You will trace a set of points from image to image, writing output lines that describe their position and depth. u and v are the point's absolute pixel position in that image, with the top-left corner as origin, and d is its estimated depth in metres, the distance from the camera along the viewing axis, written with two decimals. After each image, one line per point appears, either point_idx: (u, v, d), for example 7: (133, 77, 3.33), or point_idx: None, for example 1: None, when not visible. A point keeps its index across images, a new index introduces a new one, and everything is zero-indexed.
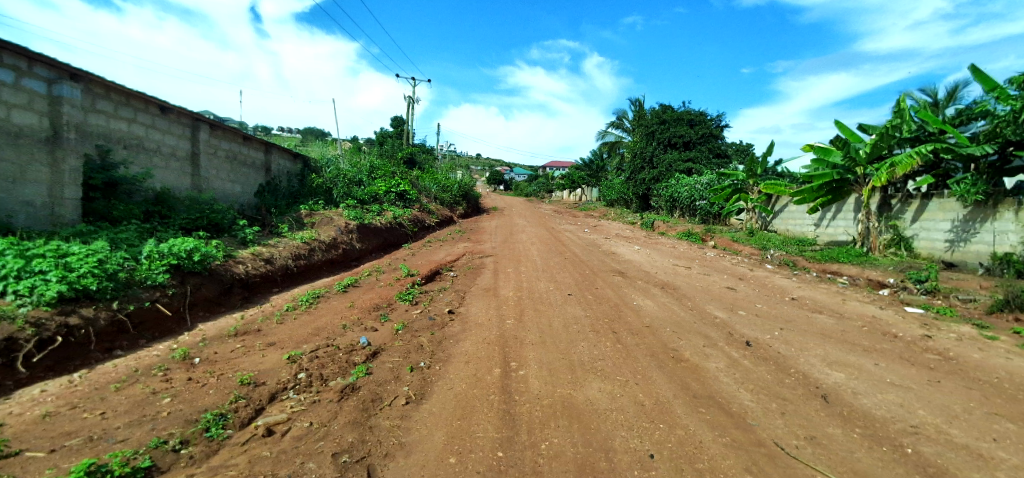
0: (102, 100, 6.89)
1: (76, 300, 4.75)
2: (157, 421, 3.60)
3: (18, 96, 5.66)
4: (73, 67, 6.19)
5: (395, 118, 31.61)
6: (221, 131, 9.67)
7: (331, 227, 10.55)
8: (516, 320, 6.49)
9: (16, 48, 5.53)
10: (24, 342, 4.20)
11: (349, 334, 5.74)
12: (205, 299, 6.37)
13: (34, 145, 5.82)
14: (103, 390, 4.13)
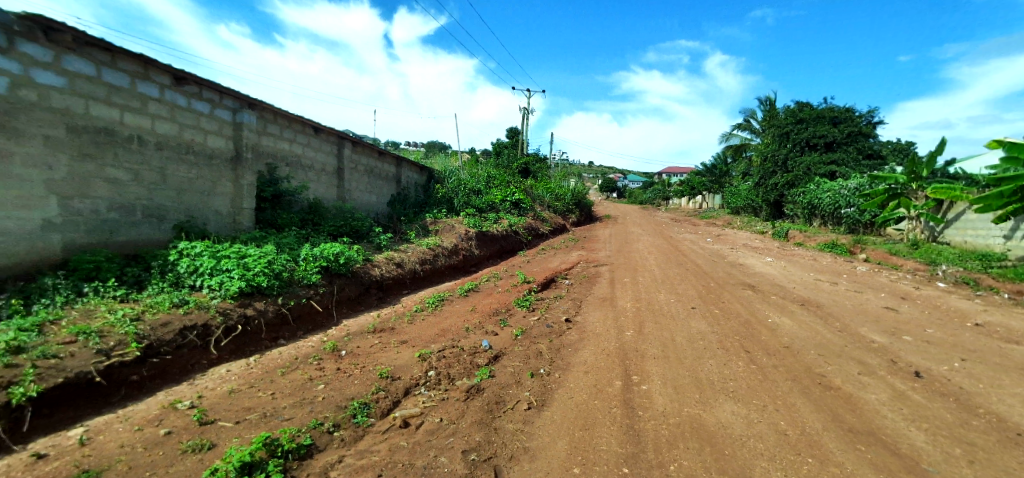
0: (271, 124, 7.96)
1: (251, 295, 5.55)
2: (314, 405, 4.07)
3: (213, 124, 6.69)
4: (251, 97, 7.27)
5: (511, 129, 32.56)
6: (362, 147, 10.72)
7: (454, 234, 11.15)
8: (636, 332, 6.29)
9: (213, 85, 6.57)
10: (216, 329, 4.95)
11: (471, 337, 5.99)
12: (349, 298, 7.11)
13: (222, 164, 6.89)
14: (272, 374, 4.78)
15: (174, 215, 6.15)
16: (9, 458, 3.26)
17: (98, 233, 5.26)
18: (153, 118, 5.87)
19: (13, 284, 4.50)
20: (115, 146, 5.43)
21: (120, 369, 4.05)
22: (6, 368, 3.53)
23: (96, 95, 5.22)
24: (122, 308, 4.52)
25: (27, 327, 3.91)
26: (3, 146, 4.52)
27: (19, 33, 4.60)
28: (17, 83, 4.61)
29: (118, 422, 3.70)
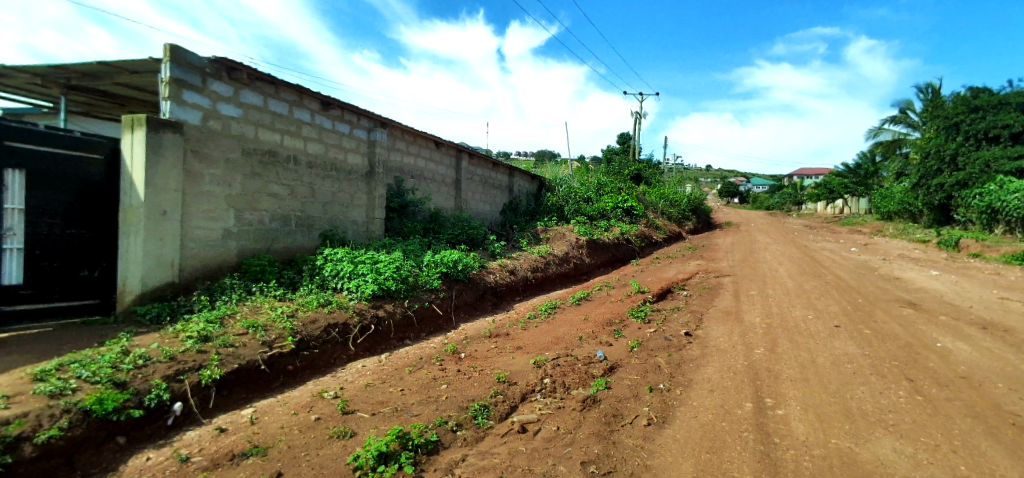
0: (399, 141, 8.62)
1: (382, 297, 6.04)
2: (439, 403, 4.30)
3: (351, 143, 7.44)
4: (383, 117, 7.94)
5: (622, 135, 31.86)
6: (478, 159, 11.19)
7: (564, 243, 11.15)
8: (767, 350, 5.77)
9: (353, 108, 7.29)
10: (353, 327, 5.47)
11: (585, 346, 5.93)
12: (466, 303, 7.43)
13: (359, 179, 7.62)
14: (401, 371, 5.15)
15: (320, 225, 6.92)
16: (199, 429, 3.71)
17: (263, 240, 6.08)
18: (305, 140, 6.67)
19: (201, 283, 5.33)
20: (276, 166, 6.25)
21: (280, 359, 4.62)
22: (197, 353, 4.09)
23: (263, 123, 6.06)
24: (281, 306, 5.17)
25: (211, 320, 4.63)
26: (199, 168, 5.35)
27: (211, 73, 5.47)
28: (208, 116, 5.45)
29: (279, 405, 4.20)
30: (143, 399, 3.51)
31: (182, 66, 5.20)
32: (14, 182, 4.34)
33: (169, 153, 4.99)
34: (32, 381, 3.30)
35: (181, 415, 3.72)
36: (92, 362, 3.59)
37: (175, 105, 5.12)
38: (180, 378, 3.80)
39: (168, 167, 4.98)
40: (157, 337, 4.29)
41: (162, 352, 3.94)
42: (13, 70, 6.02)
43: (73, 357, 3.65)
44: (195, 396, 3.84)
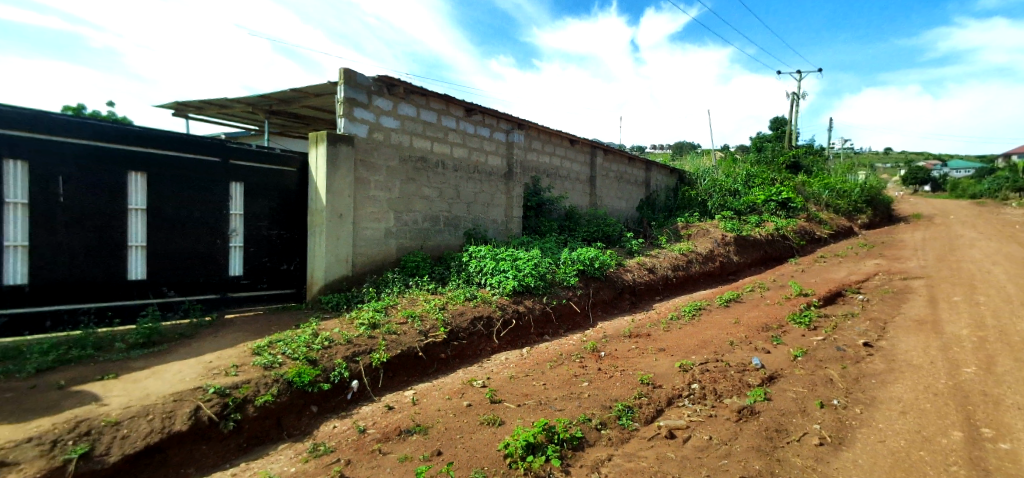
0: (536, 141, 8.79)
1: (522, 293, 6.23)
2: (582, 400, 4.29)
3: (491, 145, 7.78)
4: (521, 119, 8.16)
5: (775, 119, 28.82)
6: (613, 154, 10.98)
7: (708, 240, 10.41)
8: (978, 370, 4.78)
9: (494, 112, 7.60)
10: (497, 321, 5.71)
11: (738, 352, 5.48)
12: (604, 301, 7.34)
13: (498, 179, 7.95)
14: (543, 366, 5.26)
15: (465, 224, 7.38)
16: (372, 405, 4.21)
17: (417, 238, 6.66)
18: (451, 145, 7.13)
19: (369, 276, 6.02)
20: (427, 171, 6.79)
21: (434, 347, 5.01)
22: (367, 338, 4.59)
23: (416, 132, 6.61)
24: (433, 299, 5.62)
25: (378, 309, 5.21)
26: (366, 176, 6.01)
27: (375, 91, 6.07)
28: (374, 128, 6.07)
29: (435, 390, 4.56)
30: (330, 375, 4.03)
31: (353, 87, 5.83)
32: (237, 192, 5.22)
33: (344, 164, 5.70)
34: (252, 355, 4.02)
35: (358, 391, 4.23)
36: (292, 341, 4.24)
37: (348, 121, 5.79)
38: (356, 359, 4.32)
39: (343, 176, 5.68)
40: (337, 323, 4.94)
41: (342, 335, 4.49)
42: (231, 101, 7.36)
43: (279, 336, 4.33)
44: (367, 375, 4.33)
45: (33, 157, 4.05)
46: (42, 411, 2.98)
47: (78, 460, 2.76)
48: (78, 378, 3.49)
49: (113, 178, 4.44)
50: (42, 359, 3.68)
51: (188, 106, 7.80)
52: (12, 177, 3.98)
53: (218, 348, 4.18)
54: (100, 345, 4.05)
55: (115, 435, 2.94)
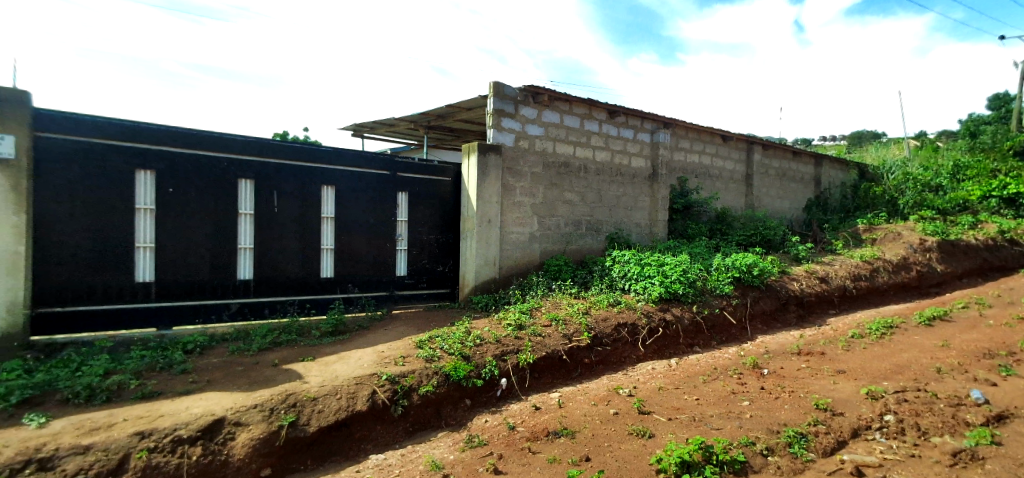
0: (684, 140, 8.30)
1: (670, 301, 5.89)
2: (743, 421, 3.93)
3: (635, 147, 7.54)
4: (667, 117, 7.77)
5: (993, 97, 23.53)
6: (773, 149, 9.93)
7: (900, 245, 8.81)
8: None
9: (638, 112, 7.35)
10: (642, 329, 5.46)
11: (946, 382, 4.57)
12: (765, 313, 6.65)
13: (642, 182, 7.68)
14: (695, 380, 4.91)
15: (607, 228, 7.25)
16: (520, 403, 4.30)
17: (560, 242, 6.72)
18: (594, 149, 7.04)
19: (515, 279, 6.24)
20: (570, 175, 6.79)
21: (578, 351, 4.93)
22: (514, 339, 4.70)
23: (560, 137, 6.65)
24: (577, 303, 5.55)
25: (524, 311, 5.32)
26: (512, 183, 6.21)
27: (521, 101, 6.22)
28: (520, 137, 6.24)
29: (581, 394, 4.52)
30: (481, 371, 4.21)
31: (501, 98, 6.02)
32: (402, 201, 5.78)
33: (493, 172, 5.97)
34: (416, 348, 4.39)
35: (507, 388, 4.36)
36: (448, 337, 4.54)
37: (496, 132, 6.01)
38: (504, 358, 4.43)
39: (491, 183, 5.95)
40: (487, 322, 5.16)
41: (492, 335, 4.67)
42: (396, 120, 8.21)
43: (437, 332, 4.68)
44: (515, 374, 4.43)
45: (256, 176, 4.81)
46: (262, 384, 3.61)
47: (288, 426, 3.21)
48: (286, 358, 4.18)
49: (311, 191, 5.13)
50: (261, 340, 4.47)
51: (363, 127, 8.89)
52: (243, 193, 4.76)
53: (388, 340, 4.66)
54: (301, 331, 4.81)
55: (314, 408, 3.37)
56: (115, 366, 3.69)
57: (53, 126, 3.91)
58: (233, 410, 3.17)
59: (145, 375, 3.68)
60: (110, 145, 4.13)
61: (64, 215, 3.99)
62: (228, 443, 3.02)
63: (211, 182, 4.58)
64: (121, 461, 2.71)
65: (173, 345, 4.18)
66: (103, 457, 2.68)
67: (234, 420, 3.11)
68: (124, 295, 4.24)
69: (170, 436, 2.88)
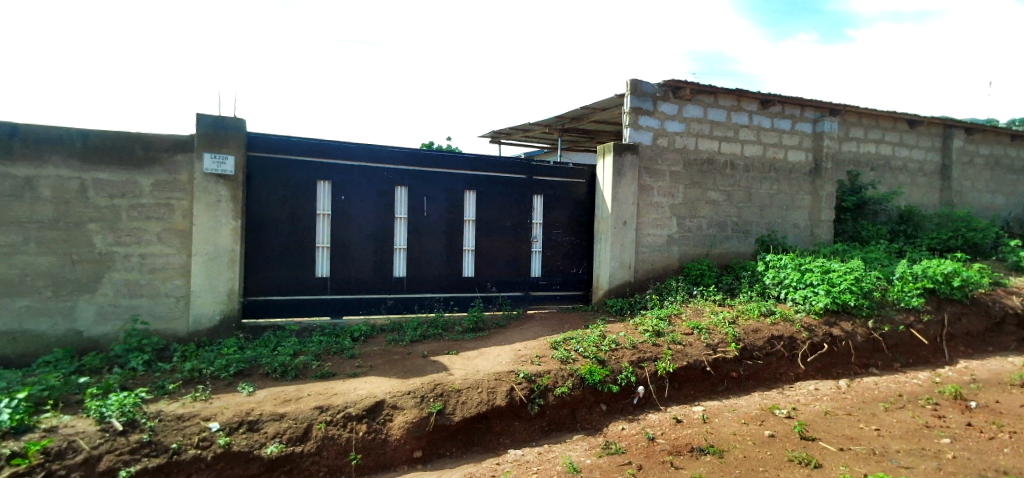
0: (855, 128, 7.24)
1: (838, 313, 5.17)
2: (944, 463, 3.32)
3: (793, 139, 6.78)
4: (834, 103, 6.84)
5: None
6: (980, 133, 8.22)
7: None
8: None
9: (796, 100, 6.59)
10: (802, 343, 4.89)
11: None
12: (969, 334, 5.58)
13: (802, 178, 6.88)
14: (873, 406, 4.28)
15: (758, 230, 6.62)
16: (660, 414, 4.07)
17: (702, 245, 6.31)
18: (743, 143, 6.47)
19: (652, 283, 6.00)
20: (714, 173, 6.32)
21: (724, 363, 4.56)
22: (652, 346, 4.48)
23: (703, 133, 6.23)
24: (722, 311, 5.10)
25: (662, 317, 5.04)
26: (649, 183, 5.97)
27: (660, 97, 5.94)
28: (658, 134, 5.97)
29: (729, 411, 4.15)
30: (618, 377, 4.09)
31: (639, 96, 5.81)
32: (538, 204, 5.88)
33: (629, 173, 5.80)
34: (551, 349, 4.40)
35: (644, 397, 4.16)
36: (583, 340, 4.48)
37: (633, 131, 5.82)
38: (641, 365, 4.24)
39: (627, 184, 5.79)
40: (622, 327, 4.97)
41: (627, 340, 4.50)
42: (533, 125, 8.41)
43: (572, 334, 4.64)
44: (652, 383, 4.21)
45: (410, 183, 5.27)
46: (414, 373, 3.93)
47: (436, 414, 3.44)
48: (434, 351, 4.51)
49: (455, 196, 5.47)
50: (412, 333, 4.88)
51: (501, 133, 9.26)
52: (398, 199, 5.24)
53: (524, 339, 4.77)
54: (446, 326, 5.15)
55: (458, 400, 3.56)
56: (301, 348, 4.31)
57: (256, 145, 4.66)
58: (391, 394, 3.49)
59: (322, 357, 4.24)
60: (297, 159, 4.81)
61: (264, 219, 4.75)
62: (387, 423, 3.33)
63: (373, 189, 5.12)
64: (306, 429, 3.14)
65: (343, 333, 4.76)
66: (293, 424, 3.14)
67: (392, 403, 3.43)
68: (308, 288, 4.94)
69: (342, 412, 3.27)
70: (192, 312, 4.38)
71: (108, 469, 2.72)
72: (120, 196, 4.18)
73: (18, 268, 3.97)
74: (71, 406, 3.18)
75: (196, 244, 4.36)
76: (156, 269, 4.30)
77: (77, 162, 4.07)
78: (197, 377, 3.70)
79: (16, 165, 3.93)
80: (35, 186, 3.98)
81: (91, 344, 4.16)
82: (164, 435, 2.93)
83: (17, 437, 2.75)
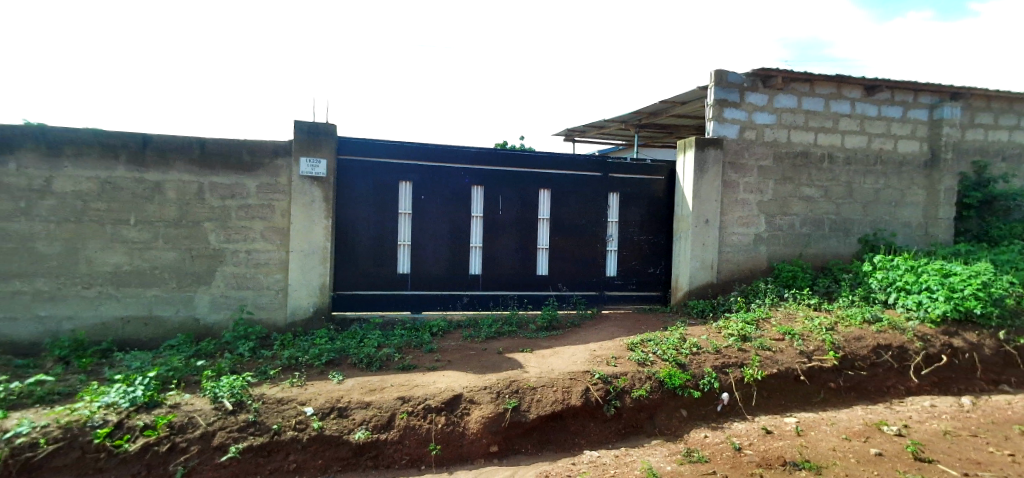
0: (983, 113, 6.42)
1: (960, 322, 4.63)
2: None
3: (904, 128, 6.14)
4: (956, 86, 6.10)
5: None
6: None
7: None
8: None
9: (909, 85, 5.95)
10: (915, 354, 4.43)
11: None
12: None
13: (914, 170, 6.22)
14: (1006, 429, 3.83)
15: (860, 228, 6.07)
16: (747, 423, 3.84)
17: (794, 245, 5.88)
18: (844, 133, 5.95)
19: (738, 284, 5.68)
20: (809, 167, 5.87)
21: (820, 372, 4.22)
22: (738, 351, 4.24)
23: (797, 124, 5.80)
24: (817, 317, 4.72)
25: (748, 321, 4.75)
26: (734, 178, 5.65)
27: (748, 87, 5.60)
28: (745, 127, 5.64)
29: (827, 424, 3.84)
30: (700, 382, 3.92)
31: (724, 87, 5.52)
32: (614, 202, 5.76)
33: (712, 168, 5.53)
34: (628, 350, 4.29)
35: (728, 404, 3.95)
36: (662, 342, 4.34)
37: (718, 124, 5.54)
38: (726, 371, 4.03)
39: (710, 180, 5.53)
40: (705, 330, 4.75)
41: (710, 344, 4.30)
42: (609, 121, 8.26)
43: (650, 336, 4.50)
44: (739, 390, 3.99)
45: (486, 183, 5.36)
46: (491, 369, 3.99)
47: (512, 410, 3.47)
48: (509, 348, 4.56)
49: (530, 195, 5.49)
50: (488, 329, 4.97)
51: (576, 131, 9.17)
52: (475, 198, 5.35)
53: (600, 339, 4.69)
54: (520, 324, 5.18)
55: (533, 397, 3.57)
56: (385, 340, 4.53)
57: (345, 149, 4.95)
58: (469, 388, 3.57)
59: (404, 350, 4.43)
60: (381, 161, 5.05)
61: (352, 218, 5.03)
62: (465, 417, 3.41)
63: (451, 189, 5.26)
64: (389, 418, 3.29)
65: (423, 328, 4.94)
66: (379, 413, 3.30)
67: (469, 397, 3.50)
68: (391, 283, 5.18)
69: (422, 404, 3.39)
70: (290, 304, 4.74)
71: (221, 444, 3.00)
72: (230, 198, 4.60)
73: (149, 262, 4.50)
74: (191, 386, 3.55)
75: (293, 241, 4.71)
76: (260, 264, 4.70)
77: (196, 168, 4.53)
78: (294, 364, 4.00)
79: (148, 171, 4.45)
80: (163, 189, 4.49)
81: (206, 331, 4.62)
82: (266, 416, 3.19)
83: (149, 410, 3.12)
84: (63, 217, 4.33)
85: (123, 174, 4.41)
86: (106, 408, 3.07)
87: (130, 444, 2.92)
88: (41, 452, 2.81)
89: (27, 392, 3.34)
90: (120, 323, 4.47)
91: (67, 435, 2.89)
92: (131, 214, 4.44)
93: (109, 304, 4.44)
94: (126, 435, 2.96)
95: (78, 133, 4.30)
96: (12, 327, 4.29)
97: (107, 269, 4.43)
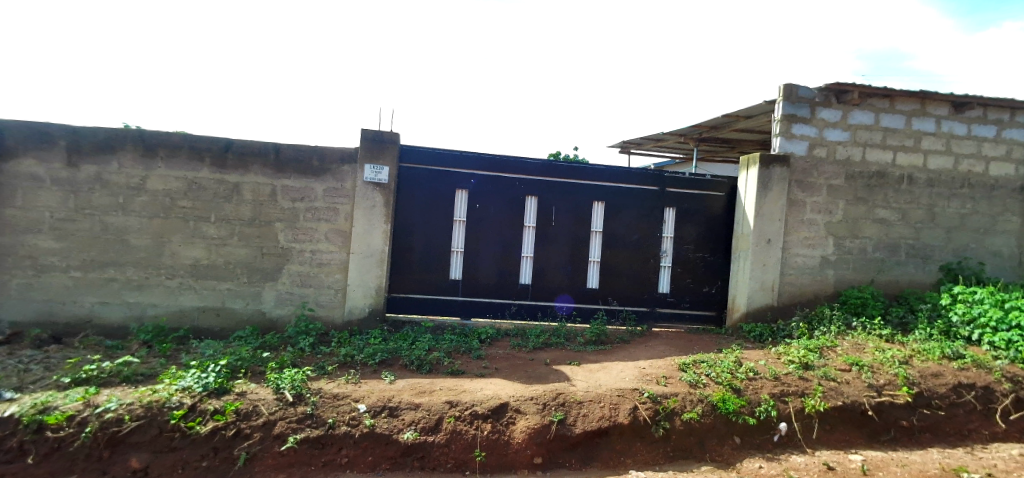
0: None
1: None
2: None
3: (998, 149, 5.67)
4: None
5: None
6: None
7: None
8: None
9: (1006, 102, 5.49)
10: (1002, 396, 4.06)
11: None
12: None
13: (1007, 196, 5.72)
14: None
15: (942, 256, 5.64)
16: (807, 457, 3.63)
17: (865, 271, 5.54)
18: (927, 153, 5.56)
19: (800, 309, 5.42)
20: (886, 188, 5.51)
21: (891, 408, 3.93)
22: (800, 379, 4.03)
23: (874, 142, 5.47)
24: (890, 349, 4.40)
25: (811, 349, 4.50)
26: (802, 198, 5.39)
27: (820, 102, 5.35)
28: (815, 144, 5.38)
29: (897, 465, 3.57)
30: (755, 409, 3.75)
31: (794, 102, 5.30)
32: (669, 217, 5.64)
33: (777, 186, 5.30)
34: (679, 370, 4.17)
35: (786, 435, 3.75)
36: (716, 365, 4.19)
37: (785, 140, 5.32)
38: (785, 400, 3.84)
39: (774, 199, 5.30)
40: (763, 355, 4.54)
41: (768, 370, 4.11)
42: (666, 135, 8.11)
43: (703, 357, 4.36)
44: (798, 421, 3.78)
45: (541, 194, 5.39)
46: (537, 379, 4.00)
47: (557, 423, 3.45)
48: (557, 360, 4.54)
49: (584, 207, 5.47)
50: (535, 339, 4.97)
51: (632, 143, 9.06)
52: (529, 209, 5.39)
53: (650, 357, 4.58)
54: (568, 336, 5.15)
55: (580, 412, 3.53)
56: (434, 344, 4.64)
57: (407, 157, 5.12)
58: (515, 398, 3.59)
59: (453, 355, 4.51)
60: (440, 169, 5.19)
61: (410, 223, 5.20)
62: (510, 426, 3.42)
63: (506, 199, 5.33)
64: (437, 422, 3.36)
65: (472, 334, 5.00)
66: (428, 415, 3.38)
67: (515, 407, 3.52)
68: (443, 288, 5.30)
69: (469, 410, 3.44)
70: (348, 304, 4.94)
71: (281, 433, 3.17)
72: (299, 200, 4.87)
73: (225, 257, 4.83)
74: (257, 375, 3.77)
75: (354, 243, 4.92)
76: (322, 263, 4.93)
77: (271, 171, 4.83)
78: (350, 361, 4.17)
79: (228, 172, 4.79)
80: (240, 190, 4.81)
81: (271, 324, 4.90)
82: (323, 410, 3.33)
83: (219, 396, 3.35)
84: (154, 213, 4.74)
85: (207, 175, 4.77)
86: (184, 392, 3.33)
87: (201, 427, 3.13)
88: (126, 428, 3.07)
89: (116, 371, 3.67)
90: (195, 313, 4.82)
91: (148, 413, 3.14)
92: (212, 212, 4.79)
93: (188, 294, 4.80)
94: (198, 418, 3.18)
95: (170, 136, 4.70)
96: (105, 310, 4.72)
97: (188, 262, 4.79)
